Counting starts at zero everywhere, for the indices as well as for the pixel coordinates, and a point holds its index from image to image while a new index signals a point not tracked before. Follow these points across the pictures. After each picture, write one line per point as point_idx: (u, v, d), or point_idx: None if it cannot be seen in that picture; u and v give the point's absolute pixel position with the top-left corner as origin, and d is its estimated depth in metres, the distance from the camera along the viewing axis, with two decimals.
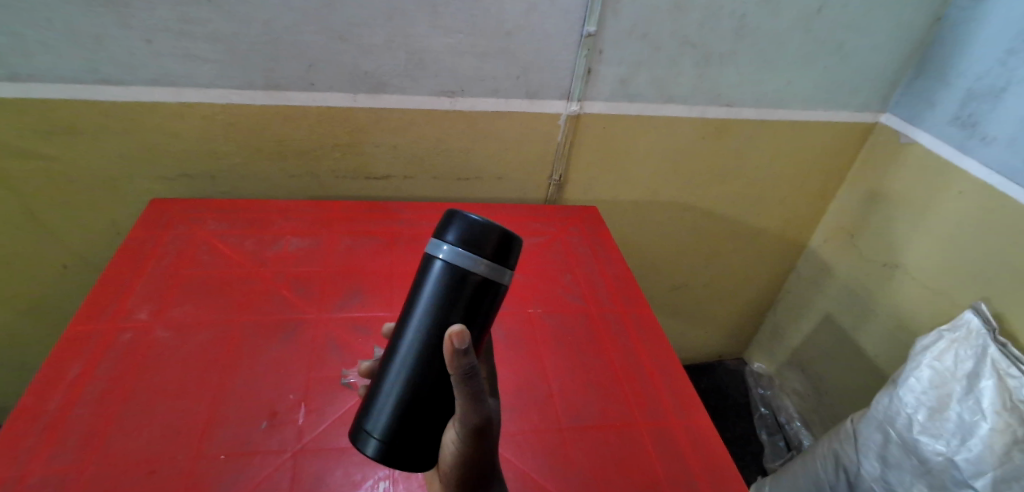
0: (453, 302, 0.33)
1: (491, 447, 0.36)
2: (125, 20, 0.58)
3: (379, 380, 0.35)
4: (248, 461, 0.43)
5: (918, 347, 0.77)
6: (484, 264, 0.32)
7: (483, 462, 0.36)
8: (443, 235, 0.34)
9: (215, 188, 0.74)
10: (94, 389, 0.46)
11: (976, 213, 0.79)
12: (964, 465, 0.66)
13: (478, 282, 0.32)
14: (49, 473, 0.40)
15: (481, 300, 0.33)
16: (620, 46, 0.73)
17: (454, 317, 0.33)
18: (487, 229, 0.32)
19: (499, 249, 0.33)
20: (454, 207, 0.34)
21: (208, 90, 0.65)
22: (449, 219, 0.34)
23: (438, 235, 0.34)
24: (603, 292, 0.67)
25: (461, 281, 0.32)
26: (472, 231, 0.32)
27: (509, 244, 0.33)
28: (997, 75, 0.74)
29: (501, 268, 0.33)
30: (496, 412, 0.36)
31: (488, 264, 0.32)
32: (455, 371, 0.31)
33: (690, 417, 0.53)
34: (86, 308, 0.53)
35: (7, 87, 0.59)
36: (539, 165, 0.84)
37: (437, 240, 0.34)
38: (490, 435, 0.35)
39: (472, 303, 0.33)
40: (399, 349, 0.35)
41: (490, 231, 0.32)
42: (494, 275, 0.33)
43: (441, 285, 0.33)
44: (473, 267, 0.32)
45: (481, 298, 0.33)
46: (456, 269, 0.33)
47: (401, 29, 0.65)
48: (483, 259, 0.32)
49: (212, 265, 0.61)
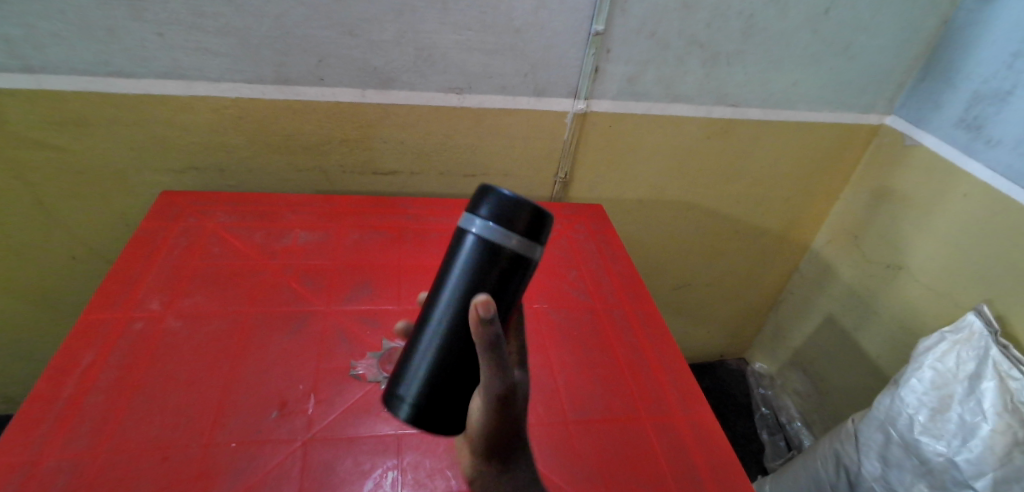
0: (485, 275, 0.33)
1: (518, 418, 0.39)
2: (138, 13, 0.58)
3: (409, 351, 0.37)
4: (259, 450, 0.44)
5: (921, 348, 0.78)
6: (516, 239, 0.33)
7: (510, 431, 0.39)
8: (474, 211, 0.34)
9: (224, 180, 0.75)
10: (107, 376, 0.47)
11: (980, 215, 0.79)
12: (965, 466, 0.66)
13: (511, 256, 0.33)
14: (63, 459, 0.41)
15: (513, 274, 0.34)
16: (628, 45, 0.74)
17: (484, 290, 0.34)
18: (520, 204, 0.33)
19: (531, 226, 0.33)
20: (486, 183, 0.35)
21: (219, 83, 0.65)
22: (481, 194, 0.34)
23: (471, 210, 0.35)
24: (609, 288, 0.68)
25: (491, 256, 0.33)
26: (503, 207, 0.33)
27: (541, 221, 0.34)
28: (1004, 78, 0.75)
29: (533, 243, 0.34)
30: (520, 384, 0.39)
31: (521, 239, 0.33)
32: (480, 339, 0.32)
33: (694, 412, 0.54)
34: (97, 298, 0.54)
35: (20, 79, 0.60)
36: (545, 162, 0.85)
37: (470, 214, 0.35)
38: (513, 407, 0.38)
39: (501, 277, 0.33)
40: (430, 321, 0.36)
41: (522, 206, 0.33)
42: (526, 250, 0.33)
43: (472, 260, 0.34)
44: (506, 241, 0.33)
45: (513, 272, 0.34)
46: (489, 243, 0.33)
47: (411, 25, 0.66)
48: (516, 234, 0.33)
49: (221, 256, 0.62)
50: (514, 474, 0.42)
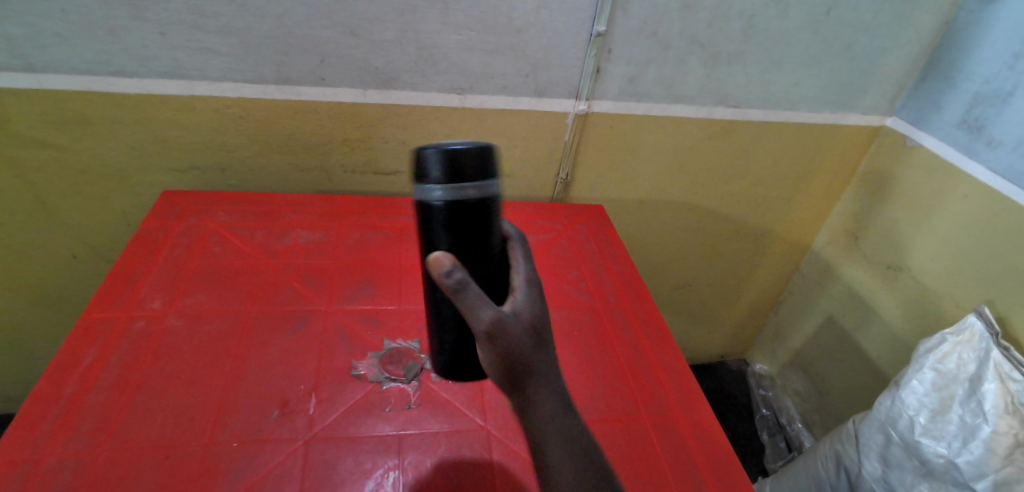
0: (457, 229, 0.37)
1: (525, 351, 0.37)
2: (140, 13, 0.59)
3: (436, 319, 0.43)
4: (260, 450, 0.44)
5: (921, 349, 0.77)
6: (472, 188, 0.36)
7: (520, 365, 0.37)
8: (422, 180, 0.36)
9: (225, 180, 0.75)
10: (108, 375, 0.47)
11: (980, 216, 0.79)
12: (965, 467, 0.66)
13: (473, 205, 0.36)
14: (65, 457, 0.41)
15: (482, 218, 0.37)
16: (630, 45, 0.74)
17: (462, 243, 0.37)
18: (461, 156, 0.35)
19: (472, 166, 0.36)
20: (420, 147, 0.36)
21: (220, 83, 0.65)
22: (422, 160, 0.36)
23: (420, 179, 0.36)
24: (609, 288, 0.68)
25: (455, 210, 0.36)
26: (447, 166, 0.35)
27: (482, 160, 0.36)
28: (1005, 79, 0.75)
29: (486, 182, 0.36)
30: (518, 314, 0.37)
31: (475, 186, 0.36)
32: (449, 292, 0.35)
33: (695, 412, 0.54)
34: (99, 297, 0.54)
35: (21, 78, 0.60)
36: (546, 162, 0.85)
37: (421, 185, 0.36)
38: (511, 336, 0.36)
39: (474, 221, 0.37)
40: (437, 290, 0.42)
41: (464, 157, 0.35)
42: (483, 193, 0.36)
43: (438, 222, 0.37)
44: (464, 195, 0.36)
45: (482, 216, 0.37)
46: (451, 205, 0.36)
47: (412, 25, 0.66)
48: (470, 184, 0.36)
49: (223, 256, 0.62)
50: (543, 412, 0.37)
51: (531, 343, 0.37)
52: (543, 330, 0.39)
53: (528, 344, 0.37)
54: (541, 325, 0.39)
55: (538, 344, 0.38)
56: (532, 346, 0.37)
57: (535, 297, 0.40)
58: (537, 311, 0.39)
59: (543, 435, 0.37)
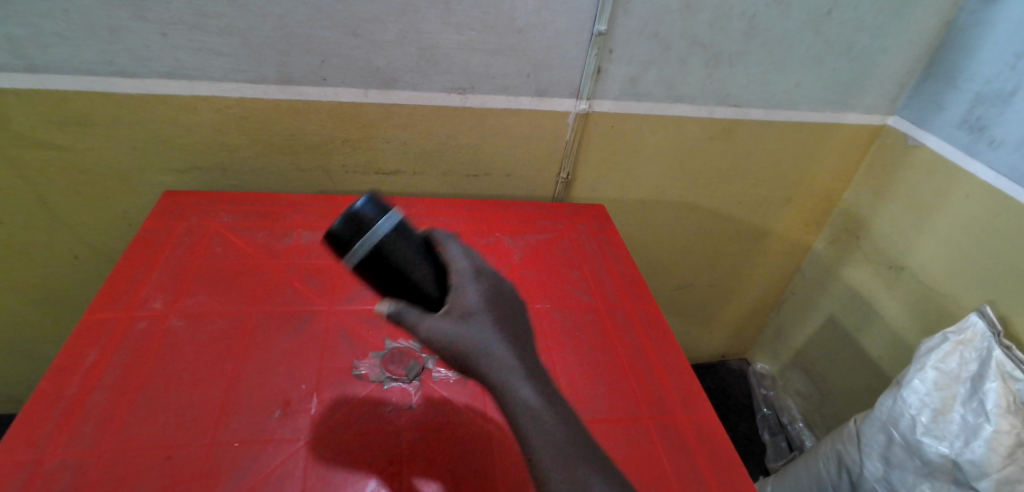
0: (389, 270, 0.41)
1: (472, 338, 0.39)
2: (141, 13, 0.59)
3: None
4: (262, 450, 0.44)
5: (923, 348, 0.77)
6: (379, 230, 0.41)
7: (472, 352, 0.39)
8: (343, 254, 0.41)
9: (227, 180, 0.75)
10: (110, 375, 0.47)
11: (982, 216, 0.79)
12: (967, 466, 0.66)
13: (389, 241, 0.41)
14: (67, 457, 0.41)
15: (403, 247, 0.42)
16: (630, 46, 0.74)
17: (398, 281, 0.42)
18: (352, 213, 0.40)
19: (363, 214, 0.41)
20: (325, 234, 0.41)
21: (222, 84, 0.65)
22: (330, 241, 0.41)
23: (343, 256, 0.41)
24: (611, 288, 0.68)
25: (381, 258, 0.41)
26: (348, 228, 0.40)
27: (367, 206, 0.41)
28: (1007, 79, 0.74)
29: (383, 216, 0.41)
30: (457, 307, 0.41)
31: (380, 226, 0.41)
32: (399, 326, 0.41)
33: (696, 412, 0.54)
34: (100, 297, 0.54)
35: (23, 79, 0.60)
36: (547, 162, 0.85)
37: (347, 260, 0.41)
38: (455, 328, 0.40)
39: (396, 257, 0.41)
40: None
41: (353, 213, 0.40)
42: (388, 226, 0.41)
43: (368, 273, 0.41)
44: (376, 238, 0.40)
45: (404, 246, 0.42)
46: (375, 256, 0.40)
47: (413, 26, 0.66)
48: (375, 228, 0.40)
49: (224, 256, 0.62)
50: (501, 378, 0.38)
51: (478, 329, 0.40)
52: (490, 314, 0.41)
53: (474, 331, 0.40)
54: (488, 310, 0.41)
55: (487, 328, 0.40)
56: (479, 331, 0.40)
57: (477, 284, 0.42)
58: (481, 298, 0.42)
59: (504, 400, 0.38)
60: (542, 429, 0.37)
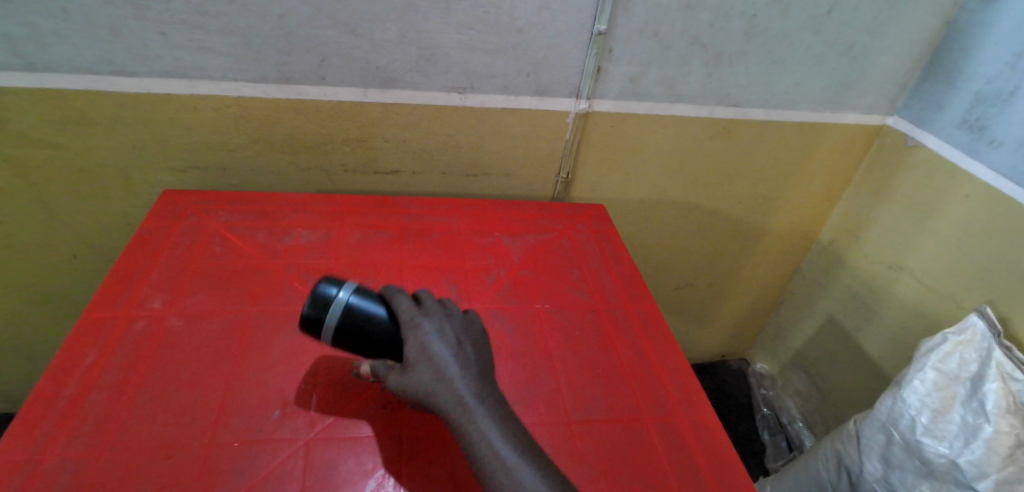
0: (361, 335, 0.47)
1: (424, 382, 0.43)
2: (141, 12, 0.58)
3: None
4: (261, 450, 0.44)
5: (923, 348, 0.77)
6: (337, 306, 0.48)
7: (430, 392, 0.42)
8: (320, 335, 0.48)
9: (226, 180, 0.74)
10: (109, 375, 0.47)
11: (982, 217, 0.79)
12: (967, 467, 0.66)
13: (347, 310, 0.48)
14: (66, 457, 0.40)
15: (360, 313, 0.48)
16: (631, 45, 0.74)
17: (371, 343, 0.47)
18: (311, 300, 0.48)
19: (320, 294, 0.49)
20: (301, 325, 0.49)
21: (221, 83, 0.65)
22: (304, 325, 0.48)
23: (320, 337, 0.49)
24: (610, 288, 0.67)
25: (347, 328, 0.47)
26: (313, 311, 0.48)
27: (322, 290, 0.49)
28: (1007, 79, 0.74)
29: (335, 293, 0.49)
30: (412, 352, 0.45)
31: (336, 303, 0.48)
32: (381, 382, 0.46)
33: (696, 413, 0.54)
34: (99, 296, 0.54)
35: (22, 78, 0.60)
36: (547, 162, 0.85)
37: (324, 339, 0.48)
38: (410, 376, 0.44)
39: (358, 324, 0.47)
40: None
41: (312, 300, 0.48)
42: (342, 301, 0.48)
43: (346, 342, 0.48)
44: (336, 312, 0.47)
45: (361, 313, 0.48)
46: (342, 327, 0.47)
47: (413, 25, 0.66)
48: (333, 305, 0.48)
49: (223, 255, 0.62)
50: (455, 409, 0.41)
51: (428, 373, 0.43)
52: (440, 355, 0.44)
53: (429, 372, 0.43)
54: (438, 351, 0.44)
55: (437, 370, 0.43)
56: (430, 374, 0.43)
57: (429, 327, 0.46)
58: (432, 340, 0.45)
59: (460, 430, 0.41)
60: (492, 458, 0.39)
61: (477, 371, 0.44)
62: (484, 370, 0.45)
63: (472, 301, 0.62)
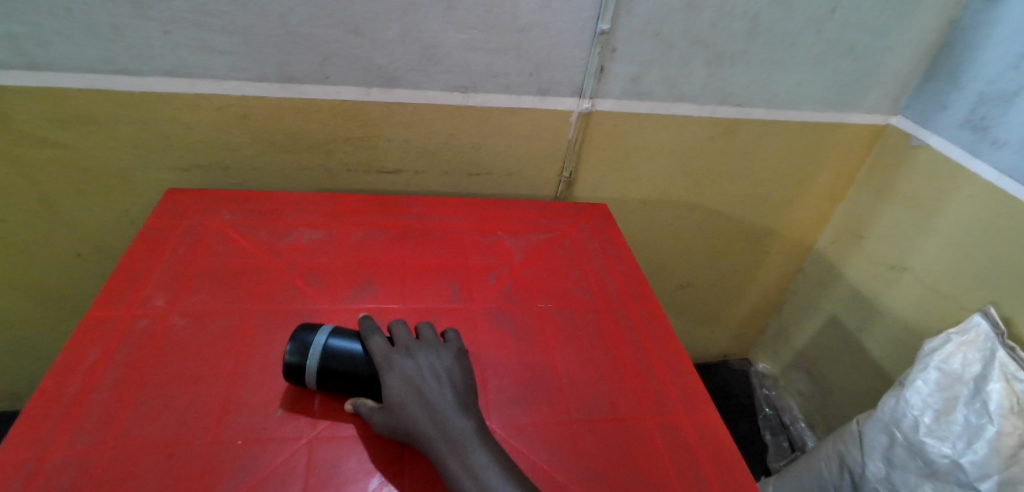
0: (346, 373, 0.48)
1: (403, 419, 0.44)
2: (143, 11, 0.58)
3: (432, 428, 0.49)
4: (265, 447, 0.44)
5: (925, 349, 0.77)
6: (317, 350, 0.48)
7: (411, 424, 0.43)
8: (303, 381, 0.47)
9: (228, 178, 0.75)
10: (112, 373, 0.47)
11: (984, 216, 0.79)
12: (969, 468, 0.66)
13: (326, 353, 0.48)
14: (71, 455, 0.41)
15: (340, 355, 0.48)
16: (632, 45, 0.74)
17: (356, 380, 0.48)
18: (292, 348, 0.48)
19: (298, 339, 0.49)
20: (286, 373, 0.47)
21: (224, 82, 0.65)
22: (288, 374, 0.47)
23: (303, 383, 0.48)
24: (612, 288, 0.67)
25: (331, 370, 0.47)
26: (296, 358, 0.47)
27: (300, 339, 0.49)
28: (1010, 79, 0.74)
29: (311, 340, 0.49)
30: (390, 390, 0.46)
31: (315, 348, 0.48)
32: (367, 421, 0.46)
33: (698, 413, 0.54)
34: (102, 295, 0.54)
35: (25, 76, 0.60)
36: (549, 162, 0.85)
37: (309, 384, 0.48)
38: (390, 413, 0.44)
39: (340, 366, 0.48)
40: None
41: (292, 348, 0.48)
42: (320, 346, 0.48)
43: (332, 382, 0.48)
44: (318, 356, 0.47)
45: (341, 355, 0.48)
46: (327, 370, 0.47)
47: (415, 24, 0.66)
48: (313, 351, 0.47)
49: (225, 254, 0.62)
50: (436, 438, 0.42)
51: (409, 405, 0.44)
52: (419, 391, 0.45)
53: (411, 405, 0.44)
54: (417, 387, 0.46)
55: (417, 404, 0.44)
56: (411, 410, 0.44)
57: (410, 362, 0.48)
58: (410, 377, 0.46)
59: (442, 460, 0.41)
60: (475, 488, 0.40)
61: (457, 403, 0.45)
62: (465, 399, 0.46)
63: (474, 300, 0.62)
